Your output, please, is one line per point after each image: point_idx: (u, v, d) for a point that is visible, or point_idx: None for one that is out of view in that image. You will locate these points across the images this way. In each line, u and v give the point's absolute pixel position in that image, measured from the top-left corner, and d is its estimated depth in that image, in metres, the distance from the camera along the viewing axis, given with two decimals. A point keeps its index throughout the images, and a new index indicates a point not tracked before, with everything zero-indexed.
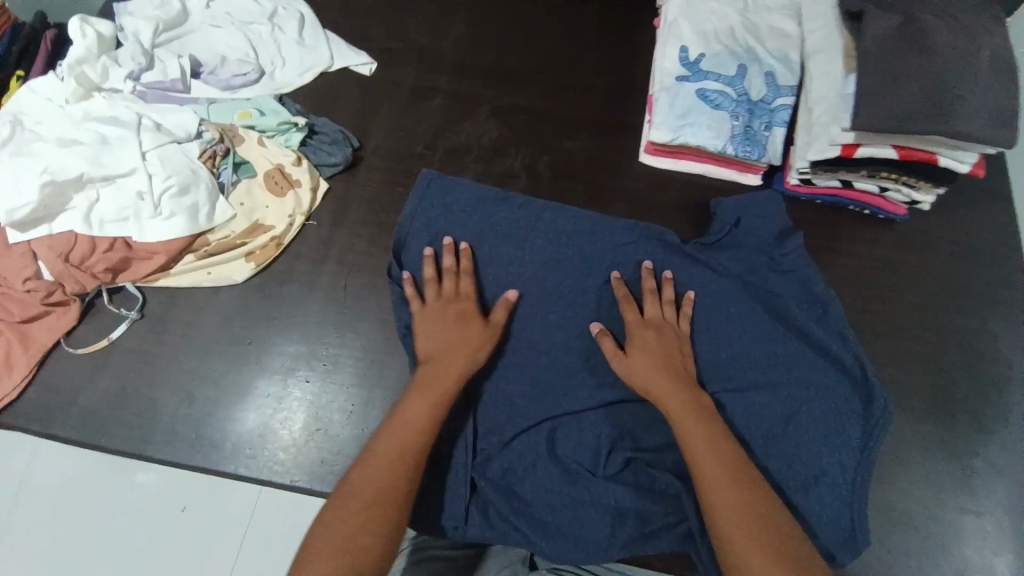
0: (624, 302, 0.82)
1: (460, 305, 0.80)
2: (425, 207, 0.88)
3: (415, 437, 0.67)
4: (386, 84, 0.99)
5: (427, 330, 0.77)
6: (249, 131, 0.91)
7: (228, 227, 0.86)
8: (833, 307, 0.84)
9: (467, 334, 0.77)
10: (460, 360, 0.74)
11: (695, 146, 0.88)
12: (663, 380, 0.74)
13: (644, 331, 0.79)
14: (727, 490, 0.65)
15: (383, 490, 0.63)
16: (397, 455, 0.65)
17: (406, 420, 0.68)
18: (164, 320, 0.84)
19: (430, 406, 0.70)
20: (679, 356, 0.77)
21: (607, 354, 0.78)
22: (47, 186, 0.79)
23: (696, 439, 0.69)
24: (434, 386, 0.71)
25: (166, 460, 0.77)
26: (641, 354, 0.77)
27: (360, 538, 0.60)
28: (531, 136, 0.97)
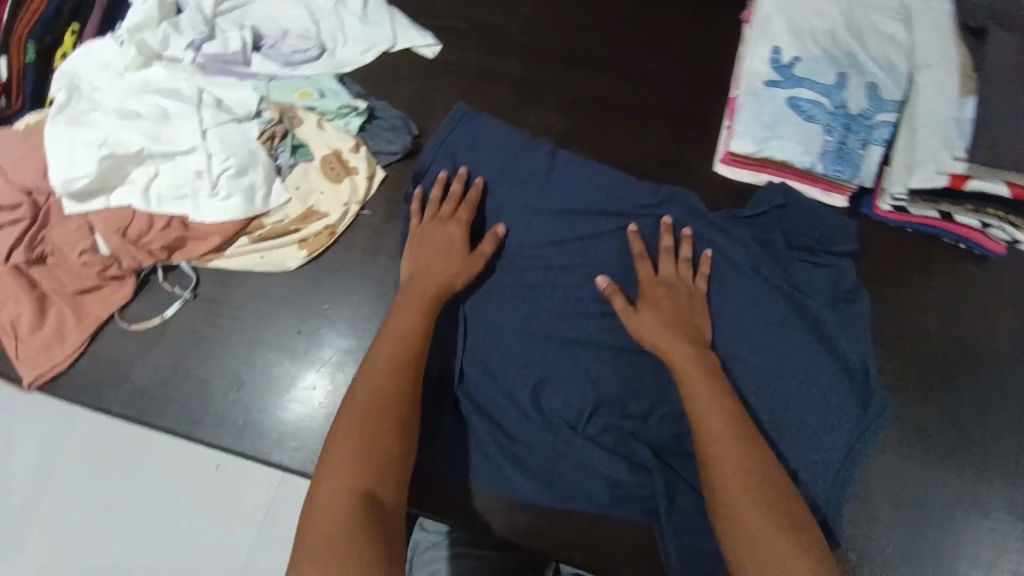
0: (637, 255, 0.78)
1: (450, 229, 0.79)
2: (449, 138, 0.87)
3: (404, 356, 0.67)
4: (449, 68, 0.94)
5: (418, 257, 0.77)
6: (309, 113, 0.88)
7: (283, 211, 0.85)
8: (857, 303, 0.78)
9: (454, 259, 0.77)
10: (446, 280, 0.75)
11: (781, 160, 0.82)
12: (667, 335, 0.72)
13: (655, 288, 0.76)
14: (729, 444, 0.63)
15: (381, 403, 0.63)
16: (391, 372, 0.65)
17: (396, 339, 0.69)
18: (215, 302, 0.83)
19: (418, 323, 0.70)
20: (693, 317, 0.75)
21: (617, 308, 0.75)
22: (107, 158, 0.78)
23: (701, 393, 0.67)
24: (419, 309, 0.72)
25: (213, 442, 0.78)
26: (650, 311, 0.74)
27: (372, 449, 0.59)
28: (598, 134, 0.91)
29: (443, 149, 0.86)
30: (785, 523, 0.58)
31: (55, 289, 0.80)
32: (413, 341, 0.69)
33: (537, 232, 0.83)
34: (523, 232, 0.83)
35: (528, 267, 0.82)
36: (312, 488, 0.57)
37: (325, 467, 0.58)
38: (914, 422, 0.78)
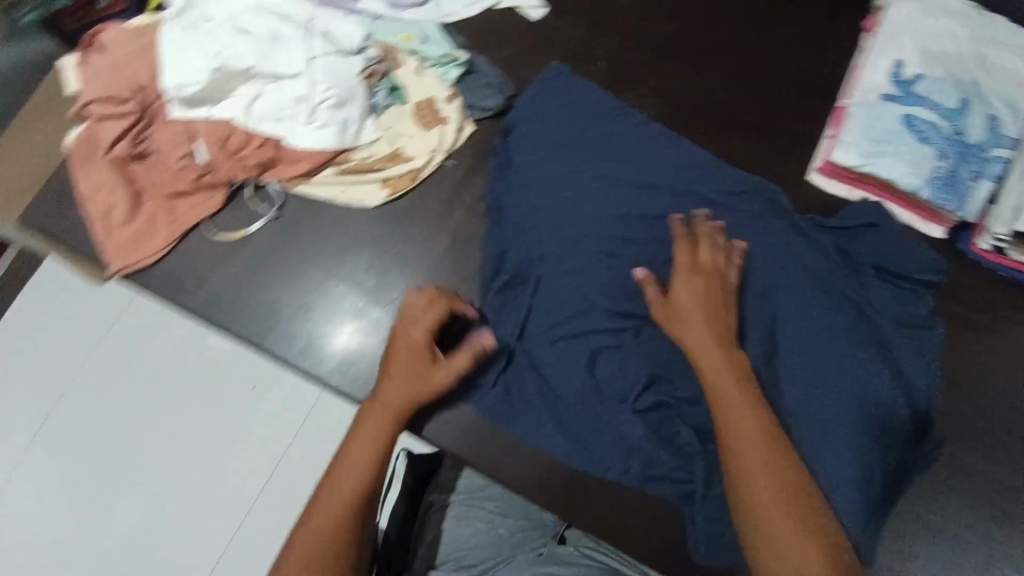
0: (677, 246, 0.75)
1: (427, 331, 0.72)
2: (543, 97, 0.87)
3: (364, 477, 0.65)
4: (552, 33, 0.93)
5: (387, 372, 0.71)
6: (410, 57, 0.88)
7: (370, 149, 0.86)
8: (926, 332, 0.76)
9: (426, 367, 0.71)
10: (411, 394, 0.70)
11: (883, 179, 0.79)
12: (700, 330, 0.69)
13: (691, 271, 0.73)
14: (755, 445, 0.61)
15: (331, 529, 0.62)
16: (345, 493, 0.64)
17: (355, 453, 0.66)
18: (295, 226, 0.86)
19: (379, 436, 0.67)
20: (721, 311, 0.71)
21: (648, 296, 0.73)
22: (218, 70, 0.80)
23: (729, 395, 0.64)
24: (383, 419, 0.68)
25: (278, 356, 0.83)
26: (686, 295, 0.71)
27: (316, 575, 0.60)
28: (692, 122, 0.88)
29: (535, 103, 0.87)
30: (808, 526, 0.57)
31: (152, 187, 0.84)
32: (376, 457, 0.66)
33: (615, 210, 0.82)
34: (603, 208, 0.82)
35: (602, 244, 0.81)
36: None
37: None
38: (969, 469, 0.76)
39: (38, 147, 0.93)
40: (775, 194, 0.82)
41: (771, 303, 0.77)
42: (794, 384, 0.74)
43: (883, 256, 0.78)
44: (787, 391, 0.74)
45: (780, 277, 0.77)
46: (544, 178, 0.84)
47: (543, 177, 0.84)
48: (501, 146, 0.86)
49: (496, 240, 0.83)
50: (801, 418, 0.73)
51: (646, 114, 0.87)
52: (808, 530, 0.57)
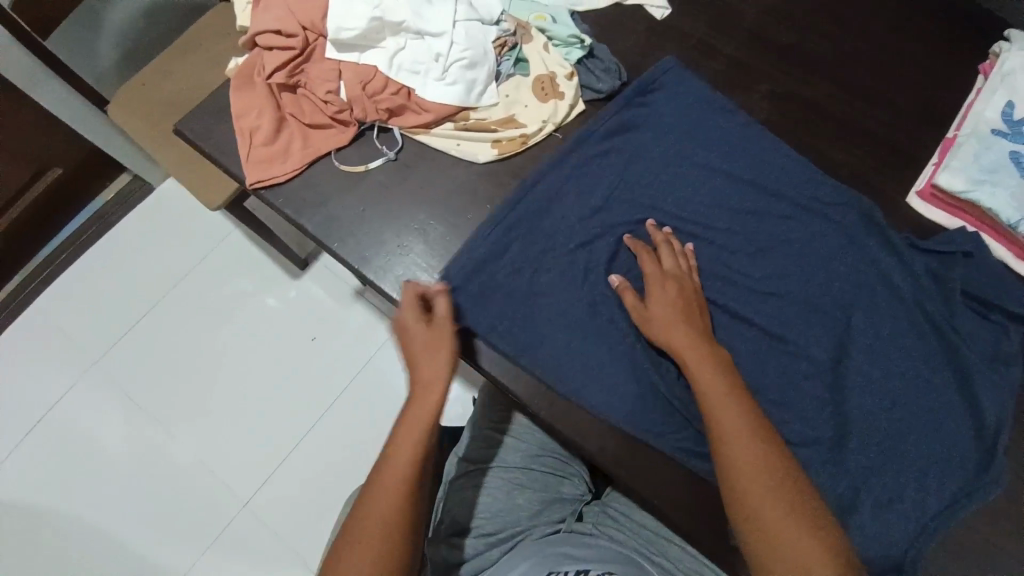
0: (641, 254, 0.81)
1: (438, 327, 0.77)
2: (652, 88, 0.94)
3: (406, 471, 0.68)
4: (671, 33, 1.00)
5: (408, 364, 0.76)
6: (540, 34, 0.97)
7: (489, 111, 0.95)
8: (1007, 364, 0.76)
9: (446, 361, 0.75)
10: (434, 369, 0.74)
11: (985, 208, 0.79)
12: (682, 335, 0.74)
13: (663, 279, 0.79)
14: (744, 447, 0.65)
15: (387, 496, 0.66)
16: (400, 466, 0.68)
17: (402, 433, 0.71)
18: (408, 168, 0.95)
19: (420, 414, 0.71)
20: (694, 314, 0.77)
21: (626, 303, 0.79)
22: (374, 20, 0.90)
23: (718, 401, 0.68)
24: (424, 414, 0.72)
25: (374, 282, 0.91)
26: (661, 303, 0.77)
27: (379, 539, 0.64)
28: (795, 132, 0.92)
29: (646, 94, 0.94)
30: (803, 524, 0.60)
31: (294, 115, 0.95)
32: (419, 449, 0.70)
33: (707, 199, 0.87)
34: (697, 195, 0.87)
35: (690, 227, 0.86)
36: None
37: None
38: None
39: (188, 84, 1.12)
40: (870, 208, 0.84)
41: (850, 309, 0.79)
42: (862, 389, 0.76)
43: (967, 283, 0.80)
44: (856, 395, 0.76)
45: (859, 284, 0.80)
46: (643, 160, 0.90)
47: (643, 160, 0.90)
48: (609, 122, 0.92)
49: (591, 209, 0.88)
50: (862, 421, 0.75)
51: (753, 116, 0.92)
52: (805, 526, 0.60)
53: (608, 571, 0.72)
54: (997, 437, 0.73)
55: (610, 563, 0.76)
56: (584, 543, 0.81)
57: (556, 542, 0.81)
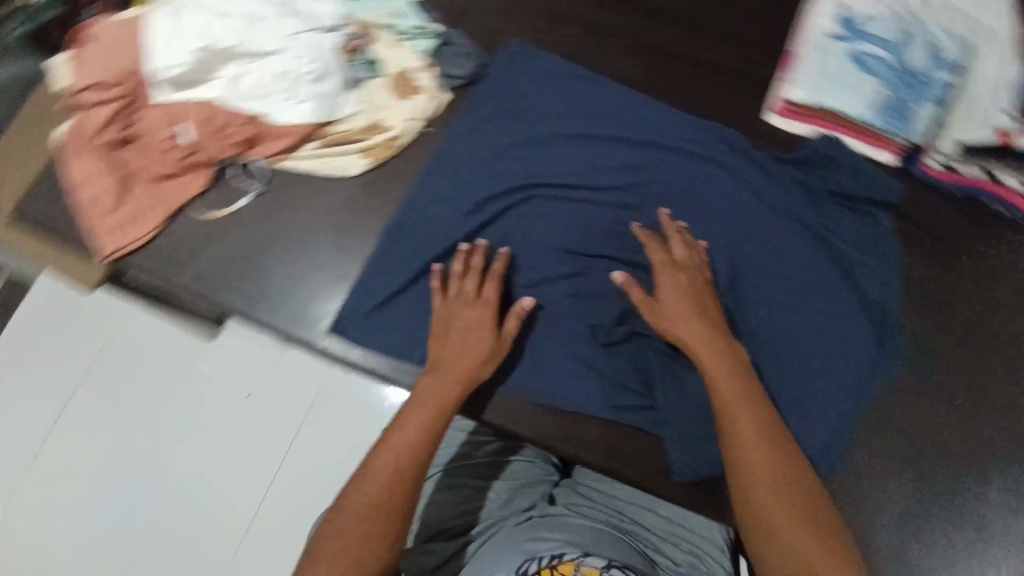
0: (648, 242, 0.79)
1: (475, 314, 0.78)
2: (511, 68, 0.93)
3: (422, 434, 0.69)
4: (518, 2, 0.97)
5: (450, 346, 0.77)
6: (386, 31, 0.92)
7: (351, 121, 0.90)
8: (877, 252, 0.82)
9: (473, 350, 0.76)
10: (477, 358, 0.76)
11: (836, 111, 0.85)
12: (699, 327, 0.72)
13: (675, 272, 0.76)
14: (756, 451, 0.62)
15: (401, 457, 0.67)
16: (416, 429, 0.69)
17: (422, 398, 0.72)
18: (276, 200, 0.89)
19: (447, 388, 0.73)
20: (709, 305, 0.74)
21: (632, 297, 0.76)
22: (205, 49, 0.85)
23: (738, 396, 0.66)
24: (434, 402, 0.72)
25: (270, 324, 0.86)
26: (674, 295, 0.74)
27: (380, 497, 0.64)
28: (657, 77, 0.93)
29: (506, 75, 0.92)
30: (807, 528, 0.58)
31: (138, 171, 0.87)
32: (435, 417, 0.71)
33: (584, 164, 0.88)
34: (575, 163, 0.88)
35: (574, 194, 0.86)
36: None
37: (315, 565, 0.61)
38: (935, 375, 0.78)
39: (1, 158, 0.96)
40: (734, 135, 0.87)
41: (736, 235, 0.82)
42: (763, 308, 0.79)
43: (834, 185, 0.83)
44: (758, 315, 0.79)
45: (737, 210, 0.82)
46: (516, 139, 0.89)
47: (517, 138, 0.89)
48: (475, 113, 0.91)
49: (475, 197, 0.86)
50: (767, 337, 0.78)
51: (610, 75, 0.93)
52: (812, 535, 0.58)
53: (582, 553, 0.68)
54: (879, 321, 0.79)
55: (585, 542, 0.71)
56: (563, 527, 0.74)
57: (534, 529, 0.74)
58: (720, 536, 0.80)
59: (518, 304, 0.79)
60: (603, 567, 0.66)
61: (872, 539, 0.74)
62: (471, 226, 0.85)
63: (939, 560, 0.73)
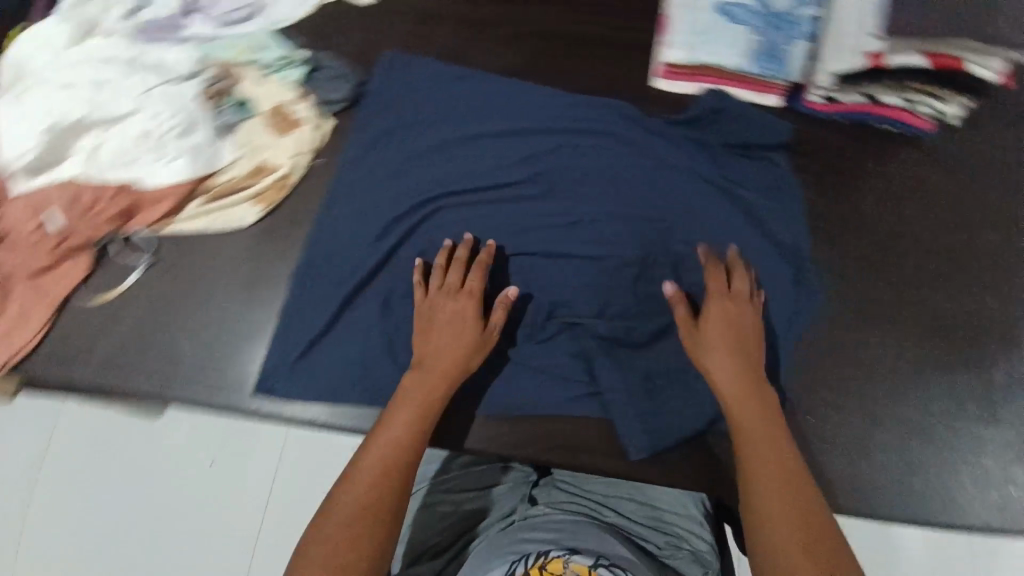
0: (712, 269, 0.78)
1: (458, 306, 0.76)
2: (392, 80, 0.89)
3: (414, 428, 0.68)
4: (383, 12, 0.93)
5: (437, 339, 0.75)
6: (250, 67, 0.86)
7: (233, 168, 0.84)
8: (781, 194, 0.84)
9: (459, 343, 0.74)
10: (463, 351, 0.74)
11: (714, 66, 0.86)
12: (725, 338, 0.73)
13: (720, 296, 0.75)
14: (761, 449, 0.64)
15: (392, 451, 0.66)
16: (406, 424, 0.68)
17: (409, 394, 0.71)
18: (172, 268, 0.83)
19: (434, 382, 0.72)
20: (750, 335, 0.74)
21: (677, 314, 0.76)
22: (53, 130, 0.80)
23: (748, 398, 0.68)
24: (422, 397, 0.71)
25: (190, 399, 0.79)
26: (715, 325, 0.74)
27: (372, 492, 0.62)
28: (540, 63, 0.92)
29: (387, 89, 0.89)
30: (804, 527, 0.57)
31: (11, 271, 0.80)
32: (422, 414, 0.69)
33: (483, 164, 0.85)
34: (474, 166, 0.85)
35: (479, 197, 0.84)
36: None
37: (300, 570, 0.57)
38: (858, 298, 0.81)
39: None
40: (626, 107, 0.87)
41: (644, 208, 0.83)
42: (681, 274, 0.81)
43: (726, 139, 0.85)
44: (685, 281, 0.81)
45: (639, 182, 0.84)
46: (411, 154, 0.86)
47: (411, 152, 0.86)
48: (363, 135, 0.87)
49: (380, 220, 0.83)
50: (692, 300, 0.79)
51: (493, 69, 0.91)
52: (802, 536, 0.56)
53: (569, 551, 0.64)
54: (795, 260, 0.81)
55: (570, 537, 0.68)
56: (548, 525, 0.70)
57: (518, 533, 0.70)
58: (699, 512, 0.77)
59: (504, 294, 0.77)
60: (592, 566, 0.62)
61: (831, 469, 0.76)
62: (380, 254, 0.81)
63: (894, 480, 0.75)
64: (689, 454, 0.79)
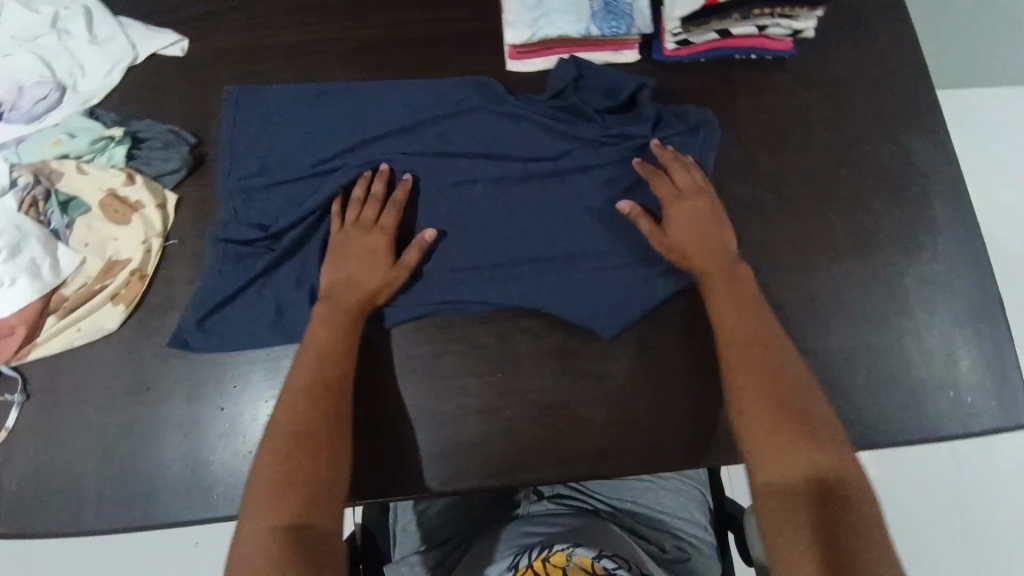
0: (653, 178, 0.77)
1: (371, 240, 0.74)
2: (237, 121, 0.81)
3: (336, 351, 0.68)
4: (205, 60, 0.85)
5: (352, 263, 0.73)
6: (64, 162, 0.78)
7: (81, 273, 0.77)
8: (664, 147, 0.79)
9: (371, 271, 0.73)
10: (376, 276, 0.73)
11: (559, 37, 0.80)
12: (692, 248, 0.73)
13: (679, 203, 0.75)
14: (749, 370, 0.64)
15: (318, 374, 0.66)
16: (328, 348, 0.68)
17: (328, 320, 0.70)
18: (50, 395, 0.75)
19: (350, 304, 0.71)
20: (715, 233, 0.74)
21: (644, 228, 0.75)
22: None
23: (734, 314, 0.69)
24: (339, 320, 0.70)
25: (103, 528, 0.72)
26: (676, 226, 0.74)
27: (306, 414, 0.63)
28: (385, 74, 0.85)
29: (235, 130, 0.81)
30: (802, 448, 0.59)
31: None
32: (343, 339, 0.69)
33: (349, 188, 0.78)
34: (341, 183, 0.77)
35: None
36: (235, 527, 0.58)
37: (247, 500, 0.59)
38: (763, 234, 0.78)
39: None
40: (485, 84, 0.82)
41: (527, 201, 0.79)
42: (583, 261, 0.77)
43: (596, 106, 0.81)
44: (585, 264, 0.77)
45: (518, 173, 0.79)
46: (269, 202, 0.78)
47: (271, 193, 0.79)
48: (225, 181, 0.79)
49: (250, 266, 0.76)
50: (595, 283, 0.76)
51: (336, 85, 0.83)
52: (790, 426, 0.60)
53: (575, 543, 0.67)
54: None
55: (576, 537, 0.70)
56: (550, 521, 0.76)
57: (522, 525, 0.77)
58: (703, 516, 0.86)
59: (420, 236, 0.75)
60: (595, 556, 0.64)
61: None
62: (293, 236, 0.76)
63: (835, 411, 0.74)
64: (639, 444, 0.74)
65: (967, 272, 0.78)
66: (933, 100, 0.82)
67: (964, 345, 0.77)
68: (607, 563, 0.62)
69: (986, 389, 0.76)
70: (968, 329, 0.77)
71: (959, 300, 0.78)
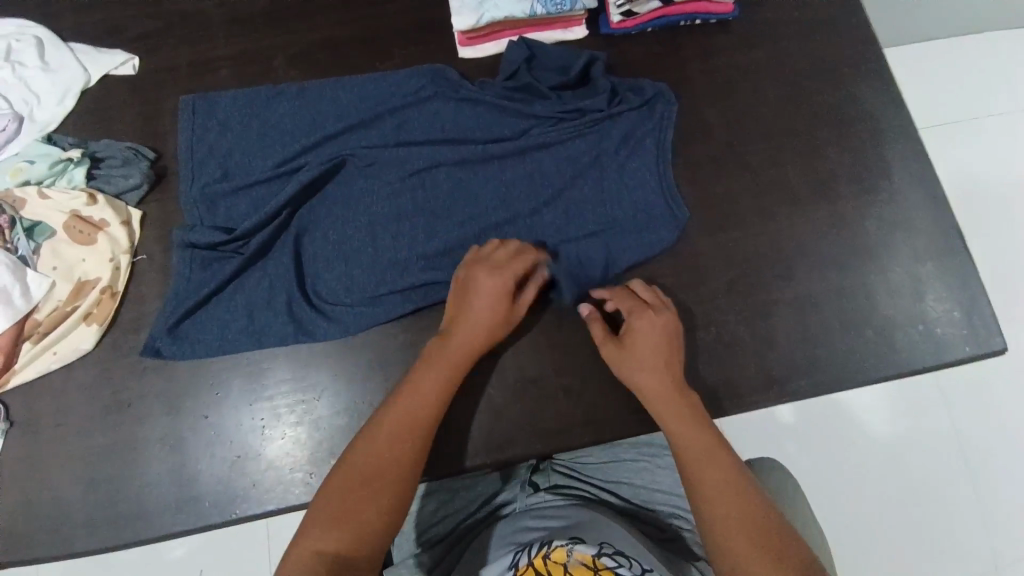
0: (615, 291, 0.74)
1: (498, 283, 0.69)
2: (196, 132, 0.82)
3: (445, 383, 0.65)
4: (157, 75, 0.86)
5: (471, 302, 0.69)
6: (25, 188, 0.78)
7: (51, 297, 0.77)
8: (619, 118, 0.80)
9: (489, 315, 0.69)
10: (494, 319, 0.69)
11: (505, 19, 0.81)
12: (657, 364, 0.67)
13: (638, 313, 0.71)
14: (735, 531, 0.56)
15: (425, 405, 0.63)
16: (440, 381, 0.65)
17: (443, 349, 0.67)
18: (32, 421, 0.75)
19: (466, 338, 0.68)
20: (675, 352, 0.69)
21: (594, 335, 0.71)
22: None
23: (707, 465, 0.60)
24: (453, 353, 0.67)
25: (96, 549, 0.72)
26: (637, 338, 0.69)
27: (403, 445, 0.60)
28: (337, 71, 0.86)
29: (194, 140, 0.81)
30: None
31: None
32: (453, 372, 0.66)
33: (313, 185, 0.79)
34: (305, 181, 0.78)
35: (319, 229, 0.79)
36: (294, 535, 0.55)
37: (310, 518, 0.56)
38: (722, 193, 0.80)
39: None
40: (440, 72, 0.83)
41: (488, 183, 0.80)
42: (548, 236, 0.78)
43: (548, 83, 0.82)
44: (551, 238, 0.78)
45: (477, 156, 0.80)
46: (236, 209, 0.79)
47: (238, 199, 0.80)
48: (189, 192, 0.80)
49: (221, 271, 0.77)
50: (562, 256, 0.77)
51: (290, 86, 0.84)
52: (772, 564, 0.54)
53: (575, 540, 0.64)
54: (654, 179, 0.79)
55: (575, 530, 0.68)
56: (550, 513, 0.72)
57: (518, 519, 0.73)
58: None
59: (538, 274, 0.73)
60: (596, 553, 0.61)
61: (749, 367, 0.75)
62: (259, 239, 0.77)
63: (811, 357, 0.75)
64: (620, 411, 0.75)
65: (926, 211, 0.80)
66: (875, 47, 0.84)
67: (931, 280, 0.78)
68: (608, 561, 0.60)
69: (955, 320, 0.77)
70: (933, 267, 0.79)
71: (921, 238, 0.79)
